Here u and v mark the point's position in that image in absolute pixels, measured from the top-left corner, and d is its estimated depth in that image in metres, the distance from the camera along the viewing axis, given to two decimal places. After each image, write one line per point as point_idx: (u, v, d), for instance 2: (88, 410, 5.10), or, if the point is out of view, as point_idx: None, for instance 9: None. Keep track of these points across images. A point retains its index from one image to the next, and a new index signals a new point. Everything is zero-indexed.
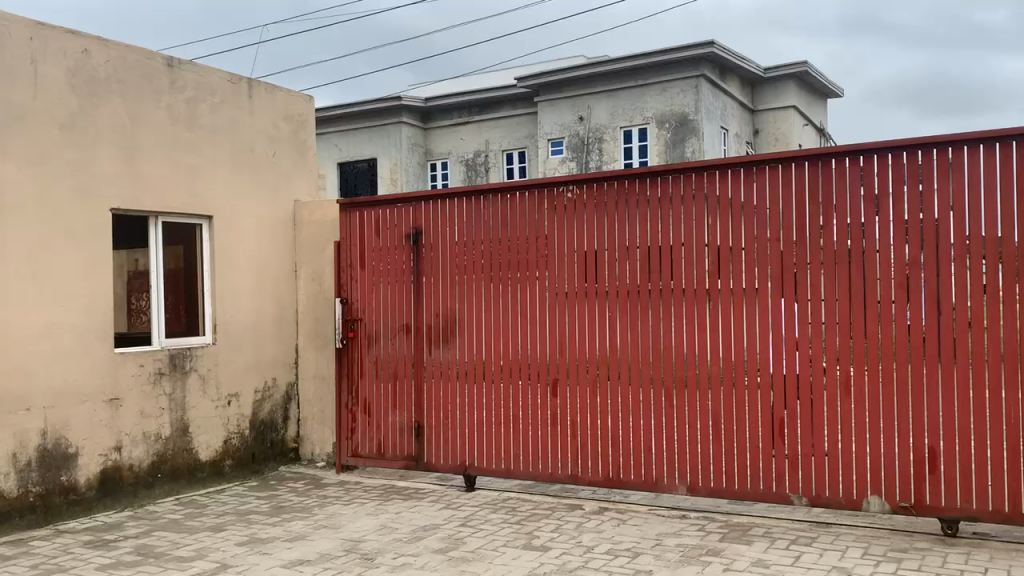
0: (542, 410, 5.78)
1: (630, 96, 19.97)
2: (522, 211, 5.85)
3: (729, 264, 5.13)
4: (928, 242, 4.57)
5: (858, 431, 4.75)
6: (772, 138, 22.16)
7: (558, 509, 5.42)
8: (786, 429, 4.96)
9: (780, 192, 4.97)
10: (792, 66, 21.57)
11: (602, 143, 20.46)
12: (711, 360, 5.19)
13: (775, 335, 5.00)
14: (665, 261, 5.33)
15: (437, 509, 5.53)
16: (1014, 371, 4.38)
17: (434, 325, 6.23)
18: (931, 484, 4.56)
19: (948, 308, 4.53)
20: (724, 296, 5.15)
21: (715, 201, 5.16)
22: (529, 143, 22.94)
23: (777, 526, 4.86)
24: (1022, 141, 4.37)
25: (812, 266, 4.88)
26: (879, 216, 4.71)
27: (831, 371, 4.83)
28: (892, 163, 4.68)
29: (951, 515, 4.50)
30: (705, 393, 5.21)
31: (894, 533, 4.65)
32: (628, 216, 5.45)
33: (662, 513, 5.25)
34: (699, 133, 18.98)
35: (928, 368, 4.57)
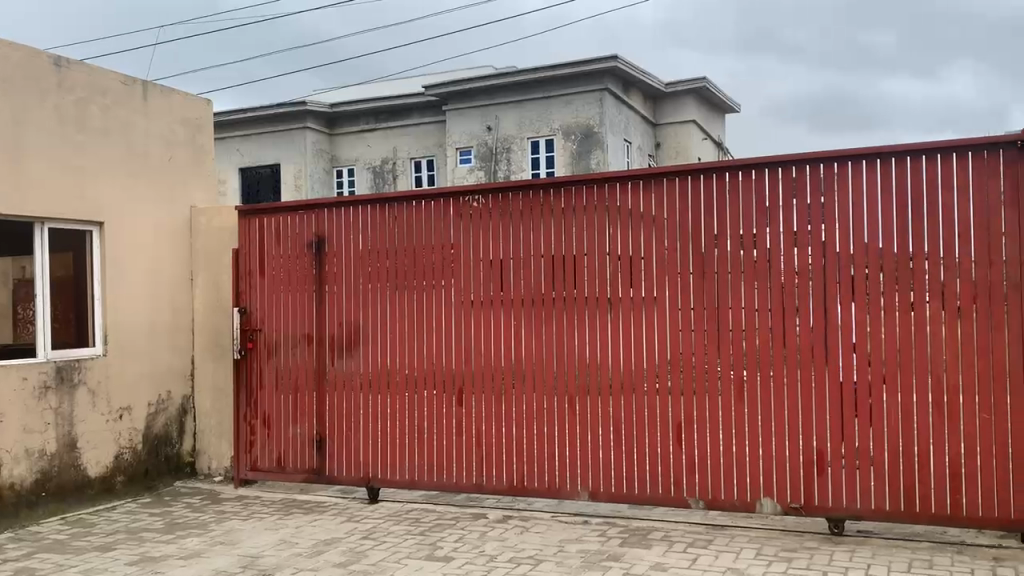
0: (446, 420, 5.77)
1: (536, 107, 20.20)
2: (427, 219, 5.83)
3: (630, 273, 5.24)
4: (815, 252, 4.79)
5: (751, 434, 4.94)
6: (674, 151, 22.78)
7: (462, 519, 5.41)
8: (684, 434, 5.10)
9: (678, 204, 5.12)
10: (692, 82, 22.27)
11: (510, 153, 20.59)
12: (613, 368, 5.29)
13: (673, 343, 5.13)
14: (568, 270, 5.41)
15: (339, 523, 5.44)
16: (893, 375, 4.64)
17: (337, 334, 6.14)
18: (819, 485, 4.77)
19: (835, 316, 4.75)
20: (626, 304, 5.25)
21: (616, 211, 5.28)
22: (438, 152, 22.91)
23: (676, 529, 4.98)
24: (898, 159, 4.64)
25: (708, 276, 5.04)
26: (770, 227, 4.90)
27: (725, 376, 4.99)
28: (782, 178, 4.88)
29: (836, 514, 4.73)
30: (608, 400, 5.30)
31: (785, 533, 4.84)
32: (532, 226, 5.51)
33: (565, 519, 5.31)
34: (603, 144, 19.35)
35: (816, 372, 4.79)
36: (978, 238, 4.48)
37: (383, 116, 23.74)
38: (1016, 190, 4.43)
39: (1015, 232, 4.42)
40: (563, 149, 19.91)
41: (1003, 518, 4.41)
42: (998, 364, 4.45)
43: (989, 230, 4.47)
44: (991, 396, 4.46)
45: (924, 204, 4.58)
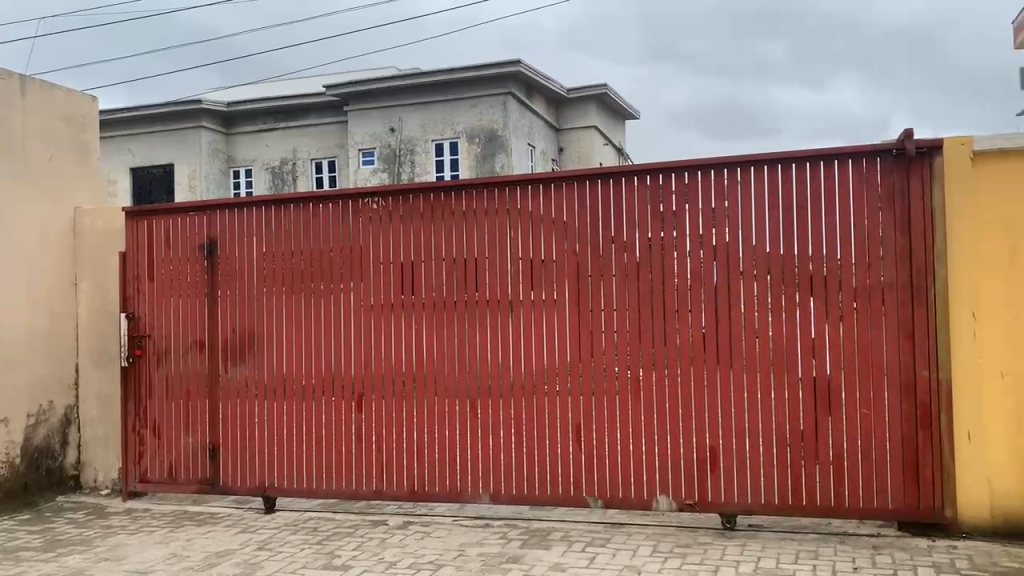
0: (345, 427, 5.67)
1: (439, 110, 20.16)
2: (326, 221, 5.73)
3: (531, 276, 5.27)
4: (708, 255, 4.94)
5: (648, 433, 5.04)
6: (577, 156, 23.10)
7: (362, 526, 5.34)
8: (583, 434, 5.16)
9: (578, 207, 5.18)
10: (593, 88, 22.65)
11: (413, 155, 20.46)
12: (515, 370, 5.31)
13: (573, 345, 5.19)
14: (470, 273, 5.39)
15: (233, 534, 5.29)
16: (781, 373, 4.82)
17: (230, 340, 5.96)
18: (712, 481, 4.92)
19: (727, 317, 4.91)
20: (527, 307, 5.28)
21: (517, 214, 5.31)
22: (338, 151, 22.51)
23: (575, 529, 5.04)
24: (785, 165, 4.83)
25: (606, 278, 5.13)
26: (665, 231, 5.02)
27: (623, 375, 5.09)
28: (677, 183, 5.01)
29: (729, 510, 4.88)
30: (508, 402, 5.32)
31: (680, 529, 4.96)
32: (434, 229, 5.49)
33: (466, 523, 5.30)
34: (507, 148, 19.45)
35: (709, 372, 4.94)
36: (858, 242, 4.71)
37: (282, 116, 23.25)
38: (892, 196, 4.67)
39: (891, 236, 4.66)
40: (468, 152, 19.93)
41: (882, 508, 4.64)
42: (877, 362, 4.68)
43: (868, 234, 4.70)
44: (870, 392, 4.68)
45: (809, 209, 4.78)
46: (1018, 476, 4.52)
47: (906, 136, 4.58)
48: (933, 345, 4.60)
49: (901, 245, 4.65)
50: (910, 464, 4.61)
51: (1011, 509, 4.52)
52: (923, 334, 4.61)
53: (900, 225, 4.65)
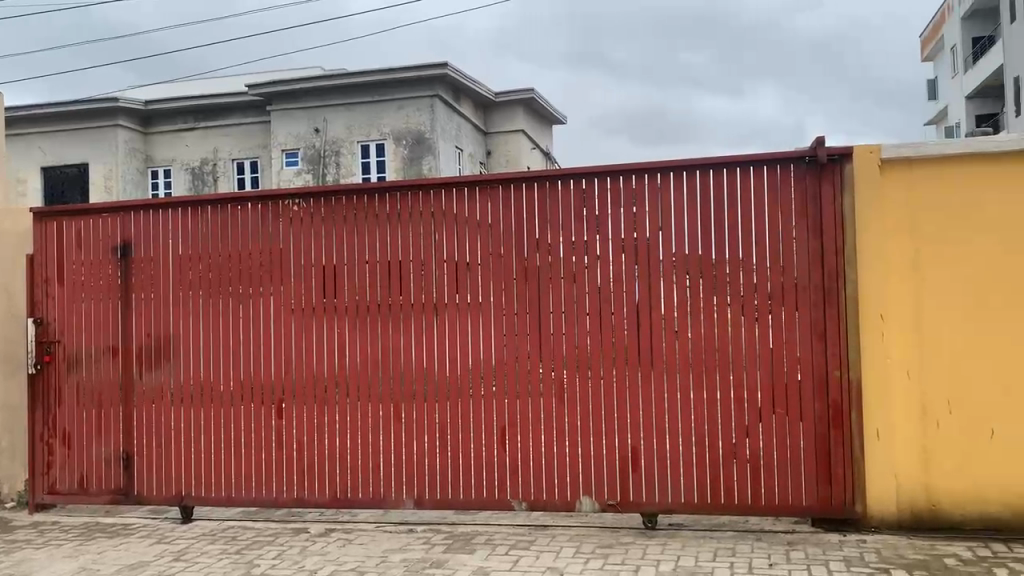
0: (265, 433, 5.56)
1: (365, 111, 19.98)
2: (246, 224, 5.61)
3: (456, 279, 5.26)
4: (630, 259, 5.01)
5: (571, 435, 5.08)
6: (504, 160, 23.20)
7: (282, 534, 5.24)
8: (507, 438, 5.17)
9: (502, 211, 5.20)
10: (520, 92, 22.81)
11: (338, 157, 20.19)
12: (439, 374, 5.29)
13: (497, 349, 5.19)
14: (395, 276, 5.35)
15: (147, 545, 5.12)
16: (700, 374, 4.92)
17: (145, 345, 5.77)
18: (634, 482, 4.99)
19: (649, 319, 4.99)
20: (451, 310, 5.27)
21: (441, 217, 5.29)
22: (262, 152, 22.08)
23: (499, 532, 5.04)
24: (704, 171, 4.95)
25: (530, 282, 5.15)
26: (588, 235, 5.07)
27: (547, 378, 5.11)
28: (600, 188, 5.07)
29: (650, 509, 4.95)
30: (433, 407, 5.30)
31: (602, 530, 5.01)
32: (356, 232, 5.42)
33: (389, 529, 5.25)
34: (434, 151, 19.39)
35: (631, 374, 5.01)
36: (773, 246, 4.84)
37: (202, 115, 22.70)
38: (805, 201, 4.82)
39: (804, 241, 4.81)
40: (394, 154, 19.76)
41: (797, 504, 4.77)
42: (791, 363, 4.81)
43: (783, 238, 4.84)
44: (785, 392, 4.82)
45: (726, 214, 4.90)
46: (922, 472, 4.70)
47: (819, 144, 4.73)
48: (844, 345, 4.76)
49: (815, 249, 4.80)
50: (822, 462, 4.76)
51: (917, 504, 4.71)
52: (835, 336, 4.77)
53: (813, 230, 4.80)
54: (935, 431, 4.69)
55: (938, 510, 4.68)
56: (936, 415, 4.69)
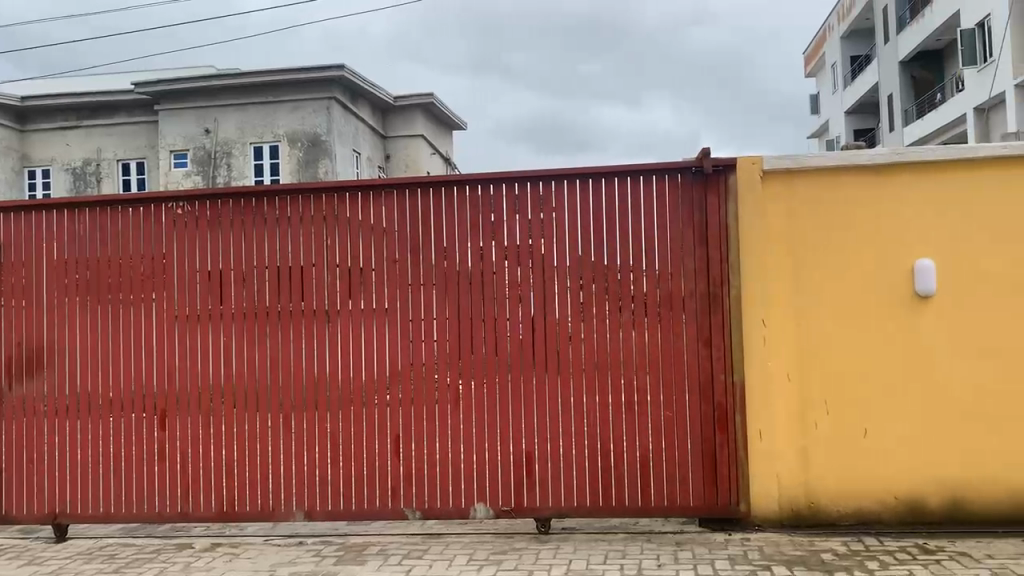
0: (147, 446, 5.32)
1: (258, 112, 19.49)
2: (127, 227, 5.37)
3: (349, 285, 5.17)
4: (525, 265, 5.04)
5: (466, 442, 5.07)
6: (403, 165, 23.05)
7: (165, 551, 5.03)
8: (401, 446, 5.12)
9: (396, 215, 5.15)
10: (419, 98, 22.76)
11: (230, 159, 19.62)
12: (331, 382, 5.18)
13: (390, 356, 5.12)
14: (286, 282, 5.21)
15: (16, 567, 4.83)
16: (593, 379, 4.99)
17: (16, 355, 5.44)
18: (528, 487, 5.01)
19: (542, 325, 5.03)
20: (344, 316, 5.17)
21: (334, 221, 5.20)
22: (148, 152, 21.22)
23: (392, 542, 4.98)
24: (596, 179, 5.03)
25: (425, 288, 5.11)
26: (483, 241, 5.08)
27: (442, 385, 5.09)
28: (495, 194, 5.09)
29: (544, 514, 4.99)
30: (324, 415, 5.19)
31: (496, 536, 5.02)
32: (245, 236, 5.26)
33: (279, 542, 5.11)
34: (330, 154, 19.05)
35: (525, 379, 5.04)
36: (662, 253, 4.97)
37: (84, 113, 21.68)
38: (692, 210, 4.97)
39: (691, 248, 4.96)
40: (290, 156, 19.24)
41: (684, 505, 4.90)
42: (679, 367, 4.94)
43: (672, 245, 4.97)
44: (673, 396, 4.94)
45: (617, 222, 5.00)
46: (802, 470, 4.91)
47: (704, 155, 4.88)
48: (728, 349, 4.93)
49: (701, 256, 4.96)
50: (708, 463, 4.91)
51: (796, 501, 4.90)
52: (720, 341, 4.93)
53: (699, 238, 4.96)
54: (814, 431, 4.90)
55: (816, 507, 4.89)
56: (815, 416, 4.90)
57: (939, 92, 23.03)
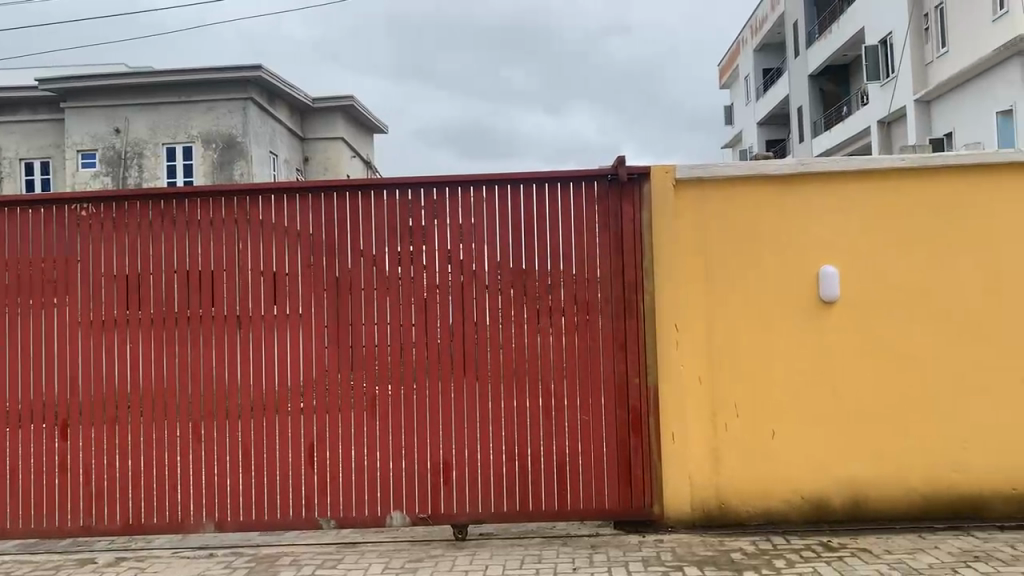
0: (46, 458, 5.09)
1: (171, 112, 18.95)
2: (26, 229, 5.13)
3: (263, 290, 5.06)
4: (443, 270, 5.03)
5: (382, 450, 5.02)
6: (323, 167, 22.74)
7: (65, 567, 4.82)
8: (316, 453, 5.03)
9: (311, 218, 5.07)
10: (339, 99, 22.49)
11: (143, 159, 19.07)
12: (243, 389, 5.06)
13: (304, 362, 5.04)
14: (196, 286, 5.07)
15: None
16: (510, 384, 5.01)
17: None
18: (444, 494, 4.99)
19: (460, 330, 5.02)
20: (257, 322, 5.06)
21: (246, 225, 5.08)
22: (53, 152, 20.39)
23: (305, 552, 4.89)
24: (514, 186, 5.06)
25: (340, 293, 5.04)
26: (400, 245, 5.04)
27: (358, 390, 5.03)
28: (412, 199, 5.06)
29: (460, 520, 4.97)
30: (235, 424, 5.06)
31: (413, 544, 4.98)
32: (153, 239, 5.09)
33: (187, 555, 4.96)
34: (246, 155, 18.65)
35: (443, 385, 5.02)
36: (578, 260, 5.04)
37: None
38: (608, 217, 5.06)
39: (607, 254, 5.04)
40: (205, 159, 18.80)
41: (600, 508, 4.96)
42: (594, 371, 5.02)
43: (588, 251, 5.04)
44: (589, 400, 5.01)
45: (534, 228, 5.04)
46: (713, 472, 5.02)
47: (620, 163, 4.96)
48: (642, 354, 5.03)
49: (616, 263, 5.04)
50: (623, 466, 4.98)
51: (707, 502, 5.02)
52: (634, 345, 5.03)
53: (614, 244, 5.04)
54: (724, 433, 5.02)
55: (727, 507, 5.01)
56: (725, 419, 5.02)
57: (845, 105, 23.96)
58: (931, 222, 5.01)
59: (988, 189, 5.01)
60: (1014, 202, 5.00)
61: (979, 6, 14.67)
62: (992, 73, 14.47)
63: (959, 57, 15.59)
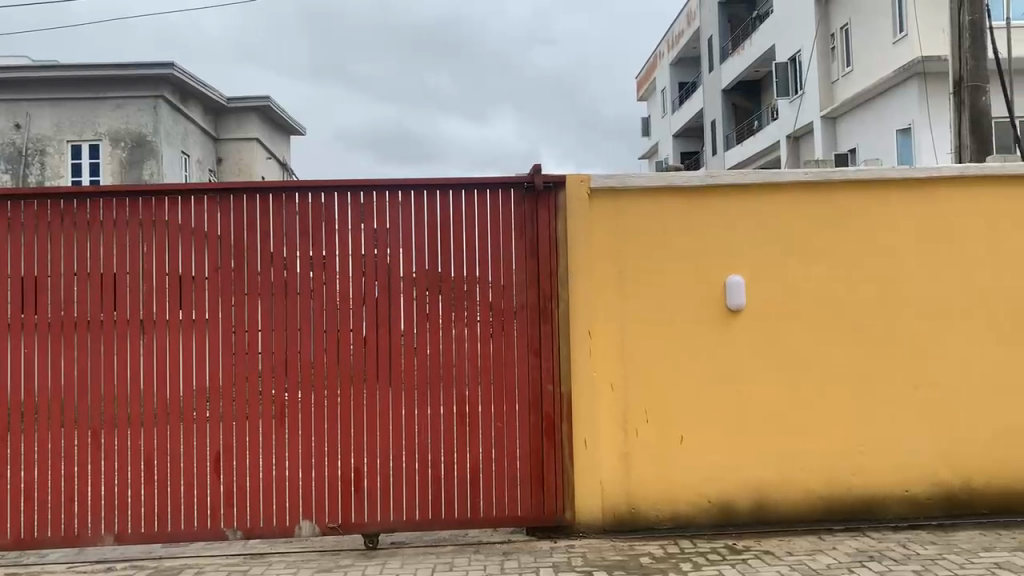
0: None
1: (76, 108, 18.20)
2: None
3: (170, 293, 4.89)
4: (356, 275, 4.97)
5: (293, 458, 4.92)
6: (238, 168, 22.25)
7: None
8: (223, 463, 4.90)
9: (220, 221, 4.94)
10: (253, 99, 22.15)
11: (45, 156, 18.15)
12: (146, 397, 4.88)
13: (212, 368, 4.90)
14: (98, 290, 4.87)
15: None
16: (424, 391, 4.99)
17: None
18: (356, 502, 4.92)
19: (374, 337, 4.97)
20: (161, 327, 4.88)
21: (152, 226, 4.91)
22: None
23: (210, 564, 4.75)
24: (429, 192, 5.04)
25: (250, 297, 4.92)
26: (312, 249, 4.96)
27: (268, 396, 4.92)
28: (324, 203, 4.99)
29: (372, 529, 4.91)
30: (137, 432, 4.87)
31: (322, 554, 4.90)
32: (52, 241, 4.87)
33: (84, 570, 4.75)
34: (157, 154, 18.10)
35: (355, 391, 4.96)
36: (493, 267, 5.05)
37: None
38: (524, 225, 5.10)
39: (522, 262, 5.08)
40: (111, 156, 18.10)
41: (512, 515, 4.97)
42: (509, 377, 5.04)
43: (504, 257, 5.07)
44: (503, 406, 5.02)
45: (450, 233, 5.03)
46: (623, 477, 5.09)
47: (536, 172, 5.00)
48: (556, 360, 5.07)
49: (531, 270, 5.08)
50: (536, 473, 5.01)
51: (618, 506, 5.08)
52: (548, 352, 5.07)
53: (529, 251, 5.08)
54: (635, 439, 5.10)
55: (636, 512, 5.09)
56: (635, 424, 5.10)
57: (756, 120, 24.77)
58: (829, 234, 5.20)
59: (885, 203, 5.22)
60: (908, 216, 5.23)
61: (881, 29, 15.35)
62: (892, 93, 15.16)
63: (862, 77, 16.29)
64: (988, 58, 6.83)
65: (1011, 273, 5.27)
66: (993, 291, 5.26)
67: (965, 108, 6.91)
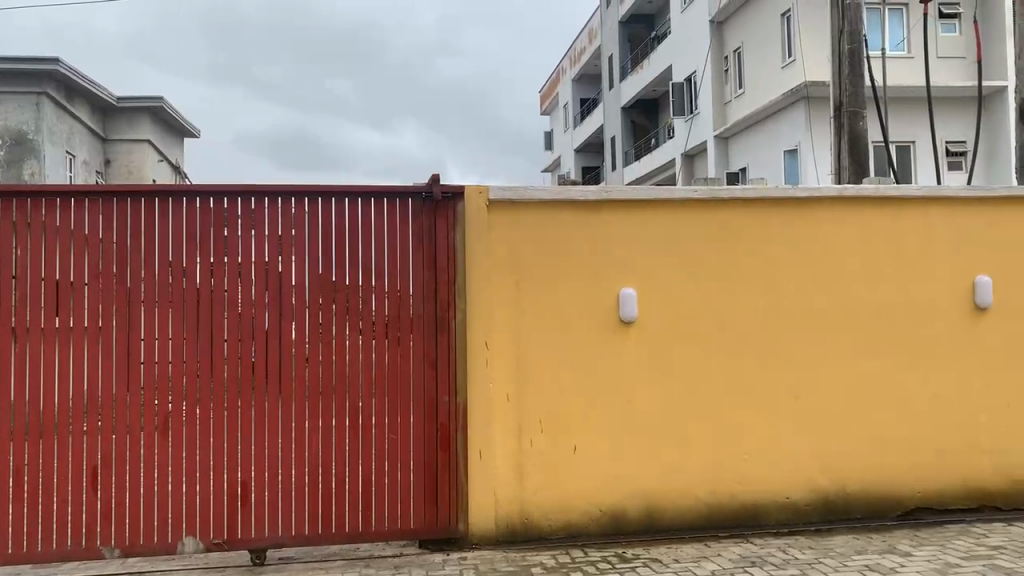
0: None
1: None
2: None
3: (45, 300, 4.63)
4: (248, 283, 4.83)
5: (177, 472, 4.73)
6: (127, 170, 21.38)
7: None
8: (101, 478, 4.66)
9: (102, 224, 4.71)
10: (145, 99, 21.32)
11: None
12: (16, 409, 4.59)
13: (90, 379, 4.66)
14: None
15: None
16: (317, 401, 4.89)
17: None
18: (243, 517, 4.77)
19: (265, 346, 4.84)
20: (35, 336, 4.61)
21: (27, 229, 4.64)
22: None
23: None
24: (325, 199, 4.95)
25: (133, 304, 4.72)
26: (200, 256, 4.80)
27: (151, 408, 4.72)
28: (215, 208, 4.83)
29: (259, 544, 4.78)
30: (6, 447, 4.58)
31: (206, 571, 4.72)
32: None
33: None
34: (39, 154, 17.13)
35: (244, 402, 4.81)
36: (390, 276, 5.00)
37: None
38: (422, 235, 5.06)
39: (419, 272, 5.05)
40: None
41: (404, 528, 4.92)
42: (404, 388, 4.99)
43: (401, 267, 5.02)
44: (396, 417, 4.97)
45: (346, 242, 4.95)
46: (517, 488, 5.11)
47: (434, 181, 4.99)
48: (452, 371, 5.06)
49: (428, 280, 5.05)
50: (430, 484, 4.98)
51: (511, 517, 5.09)
52: (444, 362, 5.05)
53: (427, 262, 5.06)
54: (529, 449, 5.13)
55: (530, 522, 5.11)
56: (530, 435, 5.13)
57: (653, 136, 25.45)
58: (718, 249, 5.37)
59: (770, 220, 5.43)
60: (791, 233, 5.45)
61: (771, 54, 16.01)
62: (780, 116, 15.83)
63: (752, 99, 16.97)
64: (864, 85, 7.22)
65: (884, 288, 5.55)
66: (868, 306, 5.53)
67: (843, 130, 7.26)
